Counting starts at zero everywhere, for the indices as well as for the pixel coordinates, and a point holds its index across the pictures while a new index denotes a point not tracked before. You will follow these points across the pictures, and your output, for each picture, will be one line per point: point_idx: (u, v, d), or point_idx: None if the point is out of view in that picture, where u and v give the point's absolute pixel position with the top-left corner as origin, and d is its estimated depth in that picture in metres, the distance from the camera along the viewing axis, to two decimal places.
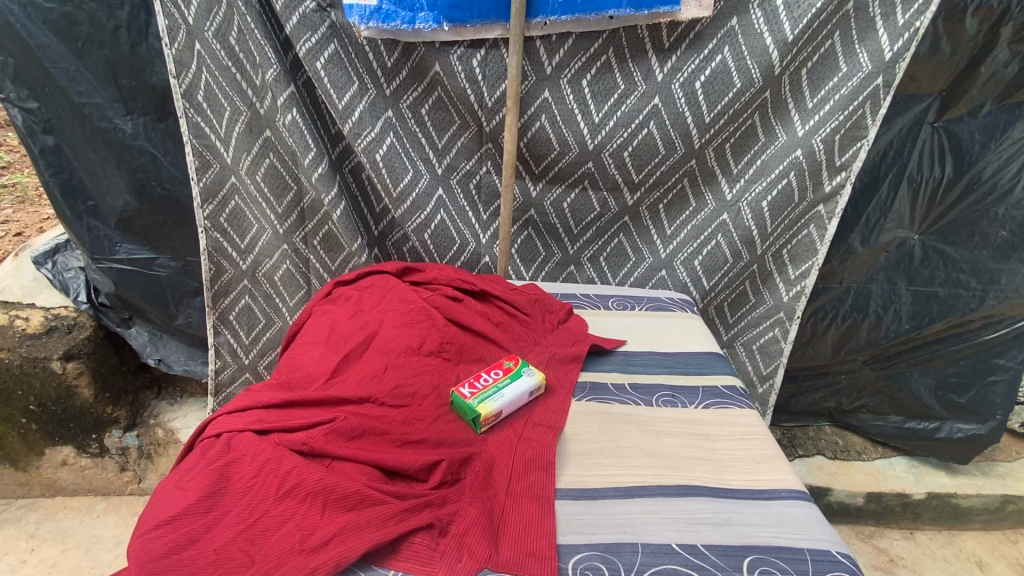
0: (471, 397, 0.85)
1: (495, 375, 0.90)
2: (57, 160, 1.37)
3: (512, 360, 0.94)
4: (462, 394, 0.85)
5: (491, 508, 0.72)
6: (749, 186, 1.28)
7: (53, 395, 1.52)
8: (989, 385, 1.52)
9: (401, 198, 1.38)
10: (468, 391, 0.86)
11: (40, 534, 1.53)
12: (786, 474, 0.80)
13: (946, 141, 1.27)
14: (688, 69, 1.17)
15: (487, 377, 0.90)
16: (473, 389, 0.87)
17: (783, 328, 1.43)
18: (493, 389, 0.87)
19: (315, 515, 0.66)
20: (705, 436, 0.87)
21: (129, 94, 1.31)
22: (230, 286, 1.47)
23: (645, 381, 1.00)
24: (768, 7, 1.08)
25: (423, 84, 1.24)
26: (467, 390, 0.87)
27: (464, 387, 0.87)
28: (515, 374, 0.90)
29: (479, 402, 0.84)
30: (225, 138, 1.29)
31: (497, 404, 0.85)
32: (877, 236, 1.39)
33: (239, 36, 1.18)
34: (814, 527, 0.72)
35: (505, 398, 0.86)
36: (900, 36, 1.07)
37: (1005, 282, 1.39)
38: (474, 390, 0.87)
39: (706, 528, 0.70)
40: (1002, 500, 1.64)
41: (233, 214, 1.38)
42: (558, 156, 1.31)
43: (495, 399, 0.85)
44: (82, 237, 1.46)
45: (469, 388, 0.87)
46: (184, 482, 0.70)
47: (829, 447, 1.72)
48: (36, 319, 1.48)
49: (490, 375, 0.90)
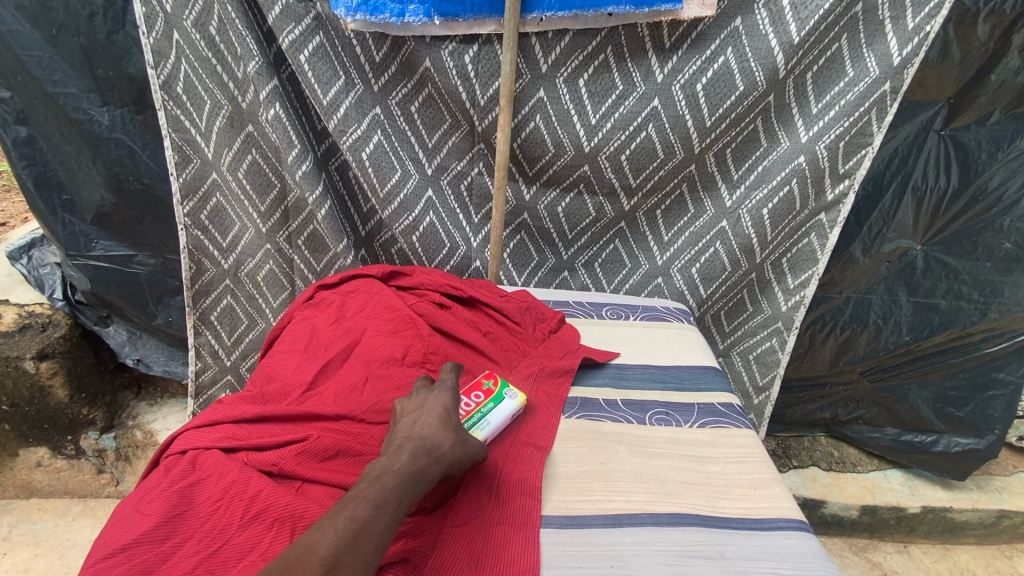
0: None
1: (477, 397, 0.83)
2: (31, 152, 1.31)
3: (489, 378, 0.87)
4: None
5: (472, 537, 0.66)
6: (750, 192, 1.24)
7: (26, 395, 1.47)
8: (989, 400, 1.49)
9: (389, 198, 1.33)
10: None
11: (12, 537, 1.48)
12: (783, 501, 0.76)
13: (953, 149, 1.23)
14: (689, 71, 1.12)
15: (468, 398, 0.83)
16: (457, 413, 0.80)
17: (781, 338, 1.38)
18: (478, 415, 0.81)
19: (281, 543, 0.60)
20: (700, 459, 0.83)
21: (106, 84, 1.25)
22: (210, 285, 1.42)
23: (637, 398, 0.96)
24: (774, 6, 1.04)
25: (413, 81, 1.19)
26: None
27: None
28: (497, 396, 0.84)
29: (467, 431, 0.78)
30: (205, 133, 1.24)
31: (486, 432, 0.80)
32: (879, 245, 1.35)
33: (220, 26, 1.13)
34: (814, 562, 0.67)
35: (493, 423, 0.81)
36: (910, 40, 1.03)
37: (1008, 294, 1.35)
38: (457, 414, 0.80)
39: (699, 562, 0.66)
40: (998, 515, 1.61)
41: (214, 211, 1.33)
42: (553, 158, 1.26)
43: (483, 426, 0.80)
44: (57, 232, 1.41)
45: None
46: (144, 504, 0.65)
47: (824, 458, 1.70)
48: (9, 317, 1.43)
49: (471, 397, 0.83)
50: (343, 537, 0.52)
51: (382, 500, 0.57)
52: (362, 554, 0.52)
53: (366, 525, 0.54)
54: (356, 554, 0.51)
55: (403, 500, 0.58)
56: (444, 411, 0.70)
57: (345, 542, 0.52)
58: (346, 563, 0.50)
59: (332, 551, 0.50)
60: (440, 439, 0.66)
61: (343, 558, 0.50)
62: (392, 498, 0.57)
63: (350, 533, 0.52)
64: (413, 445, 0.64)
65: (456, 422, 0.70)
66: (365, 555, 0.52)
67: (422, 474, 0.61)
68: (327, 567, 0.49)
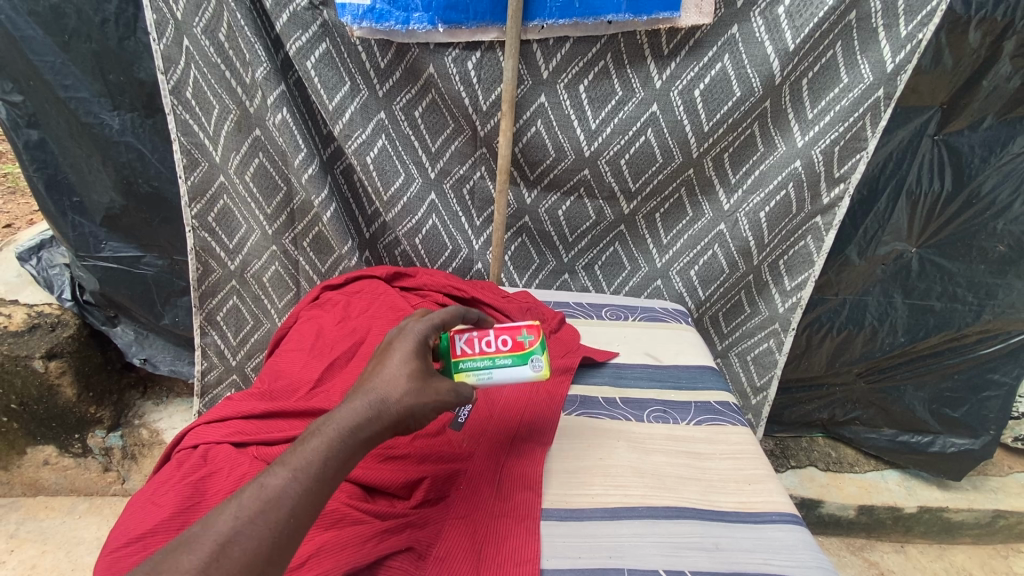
0: (458, 356, 0.74)
1: (501, 343, 0.75)
2: (42, 155, 1.34)
3: (531, 331, 0.76)
4: (451, 348, 0.74)
5: (475, 529, 0.69)
6: (747, 197, 1.26)
7: (36, 394, 1.49)
8: (983, 401, 1.51)
9: (392, 201, 1.35)
10: (461, 344, 0.74)
11: (20, 534, 1.51)
12: (777, 496, 0.78)
13: (946, 154, 1.25)
14: (687, 77, 1.15)
15: (492, 339, 0.75)
16: (469, 346, 0.74)
17: (778, 339, 1.41)
18: (487, 362, 0.74)
19: None
20: (696, 455, 0.85)
21: (117, 89, 1.28)
22: (217, 286, 1.44)
23: (636, 396, 0.98)
24: (770, 15, 1.07)
25: (417, 86, 1.22)
26: (461, 342, 0.74)
27: (460, 338, 0.74)
28: (521, 356, 0.75)
29: (463, 369, 0.73)
30: (214, 137, 1.27)
31: (479, 381, 0.74)
32: (874, 248, 1.37)
33: (229, 33, 1.15)
34: (806, 553, 0.69)
35: (494, 378, 0.74)
36: (903, 48, 1.06)
37: (1002, 296, 1.37)
38: (469, 348, 0.74)
39: (694, 553, 0.69)
40: (993, 515, 1.63)
41: (221, 213, 1.35)
42: (554, 162, 1.28)
43: (479, 375, 0.74)
44: (67, 234, 1.44)
45: (465, 341, 0.74)
46: (158, 496, 0.67)
47: (822, 459, 1.71)
48: (19, 316, 1.46)
49: (497, 339, 0.75)
50: (248, 509, 0.49)
51: (301, 463, 0.52)
52: (271, 524, 0.49)
53: (279, 494, 0.50)
54: (262, 526, 0.48)
55: (331, 460, 0.53)
56: (409, 354, 0.63)
57: (249, 513, 0.48)
58: (247, 535, 0.48)
59: (233, 524, 0.48)
60: (396, 386, 0.59)
61: (238, 533, 0.47)
62: (316, 461, 0.52)
63: (257, 503, 0.49)
64: (364, 394, 0.58)
65: (423, 366, 0.63)
66: (271, 529, 0.49)
67: (365, 428, 0.56)
68: (217, 546, 0.46)
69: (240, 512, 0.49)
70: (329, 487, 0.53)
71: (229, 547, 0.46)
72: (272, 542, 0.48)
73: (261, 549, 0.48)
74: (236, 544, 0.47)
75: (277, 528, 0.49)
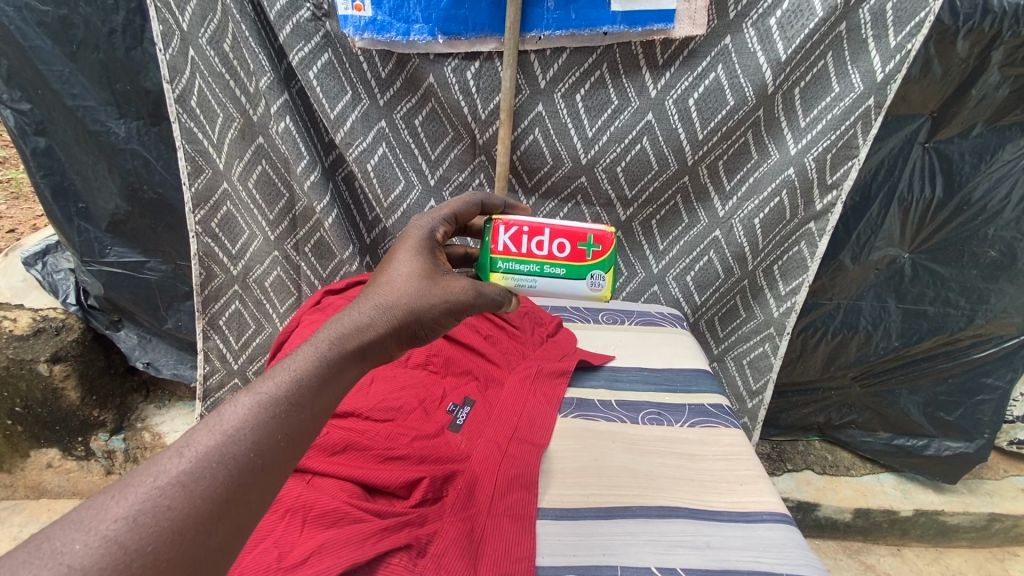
0: (503, 254, 0.82)
1: (548, 250, 0.82)
2: (49, 161, 1.36)
3: (584, 244, 0.82)
4: (498, 247, 0.82)
5: (472, 527, 0.70)
6: (741, 203, 1.28)
7: (40, 397, 1.51)
8: (978, 404, 1.53)
9: (393, 208, 1.38)
10: (505, 240, 0.82)
11: (23, 536, 1.52)
12: (768, 496, 0.80)
13: (937, 161, 1.28)
14: (681, 86, 1.17)
15: (540, 245, 0.82)
16: (514, 247, 0.82)
17: (773, 343, 1.42)
18: (529, 267, 0.82)
19: (293, 533, 0.63)
20: (690, 456, 0.87)
21: (124, 98, 1.31)
22: (220, 291, 1.47)
23: (631, 399, 1.00)
24: (762, 26, 1.09)
25: (418, 95, 1.24)
26: (506, 239, 0.82)
27: (509, 237, 0.82)
28: (565, 268, 0.83)
29: (503, 267, 0.82)
30: (218, 144, 1.29)
31: (516, 282, 0.83)
32: (867, 253, 1.39)
33: (233, 43, 1.18)
34: (796, 551, 0.71)
35: (531, 283, 0.83)
36: (892, 57, 1.08)
37: (995, 301, 1.39)
38: (515, 248, 0.82)
39: (686, 551, 0.70)
40: (989, 518, 1.64)
41: (224, 219, 1.38)
42: (551, 169, 1.31)
43: (518, 276, 0.83)
44: (72, 239, 1.46)
45: (512, 241, 0.82)
46: None
47: (819, 462, 1.73)
48: (24, 320, 1.47)
49: (547, 245, 0.82)
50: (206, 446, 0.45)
51: (268, 395, 0.50)
52: (225, 460, 0.45)
53: (240, 428, 0.47)
54: (216, 463, 0.45)
55: (307, 385, 0.52)
56: (407, 266, 0.67)
57: (201, 447, 0.45)
58: (204, 471, 0.44)
59: (182, 459, 0.44)
60: (397, 288, 0.64)
61: (191, 470, 0.44)
62: (282, 389, 0.51)
63: (217, 435, 0.46)
64: (366, 301, 0.62)
65: (420, 272, 0.67)
66: (232, 463, 0.46)
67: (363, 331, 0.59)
68: (168, 486, 0.43)
69: (190, 446, 0.45)
70: (302, 412, 0.51)
71: (177, 483, 0.43)
72: (233, 476, 0.45)
73: (217, 484, 0.44)
74: (191, 481, 0.43)
75: (234, 462, 0.46)
